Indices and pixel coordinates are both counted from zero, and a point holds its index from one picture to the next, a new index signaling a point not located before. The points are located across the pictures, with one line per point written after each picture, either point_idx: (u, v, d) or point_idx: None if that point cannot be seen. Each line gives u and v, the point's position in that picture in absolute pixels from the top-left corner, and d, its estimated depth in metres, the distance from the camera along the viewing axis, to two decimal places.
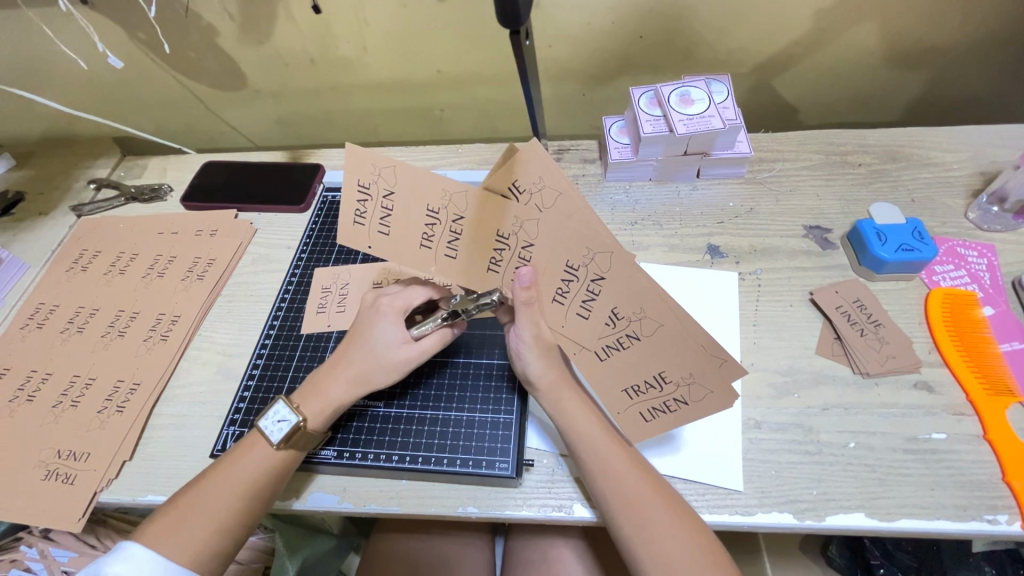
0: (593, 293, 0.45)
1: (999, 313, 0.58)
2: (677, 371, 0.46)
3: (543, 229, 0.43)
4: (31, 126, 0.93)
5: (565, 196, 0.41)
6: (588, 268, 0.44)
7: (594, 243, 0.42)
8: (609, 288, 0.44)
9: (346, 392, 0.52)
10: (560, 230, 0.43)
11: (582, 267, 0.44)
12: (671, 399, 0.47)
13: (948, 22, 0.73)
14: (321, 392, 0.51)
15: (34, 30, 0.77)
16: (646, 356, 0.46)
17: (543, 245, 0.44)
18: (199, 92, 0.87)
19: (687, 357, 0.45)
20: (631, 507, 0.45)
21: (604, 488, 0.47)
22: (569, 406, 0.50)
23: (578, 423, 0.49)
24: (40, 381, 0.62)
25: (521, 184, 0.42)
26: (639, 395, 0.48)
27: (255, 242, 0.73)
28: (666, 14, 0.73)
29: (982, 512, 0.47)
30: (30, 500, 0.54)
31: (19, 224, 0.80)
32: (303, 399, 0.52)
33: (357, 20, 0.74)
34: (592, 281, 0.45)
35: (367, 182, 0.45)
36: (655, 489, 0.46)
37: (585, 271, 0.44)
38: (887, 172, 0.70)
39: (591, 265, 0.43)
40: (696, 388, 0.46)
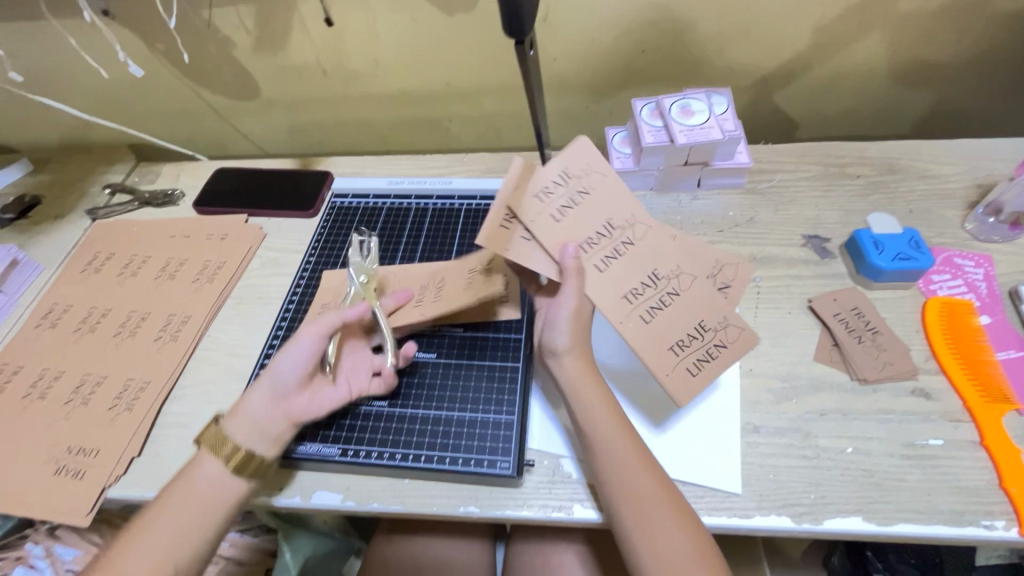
0: (633, 260, 0.51)
1: (997, 322, 0.59)
2: (712, 317, 0.51)
3: (589, 210, 0.51)
4: (50, 133, 0.96)
5: (603, 180, 0.52)
6: (622, 232, 0.51)
7: (625, 206, 0.51)
8: (646, 250, 0.51)
9: (284, 364, 0.51)
10: (604, 201, 0.51)
11: (617, 230, 0.51)
12: (712, 345, 0.50)
13: (944, 39, 0.74)
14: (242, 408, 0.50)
15: (59, 39, 0.80)
16: (686, 310, 0.51)
17: (588, 219, 0.50)
18: (213, 101, 0.90)
19: (714, 302, 0.51)
20: (635, 501, 0.46)
21: (610, 472, 0.48)
22: (588, 390, 0.51)
23: (592, 400, 0.50)
24: (53, 379, 0.64)
25: (569, 169, 0.51)
26: (684, 350, 0.50)
27: (265, 246, 0.75)
28: (668, 29, 0.75)
29: (978, 517, 0.47)
30: (41, 493, 0.55)
31: (35, 227, 0.82)
32: (229, 418, 0.50)
33: (368, 33, 0.76)
34: (622, 244, 0.51)
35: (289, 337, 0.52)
36: (653, 480, 0.47)
37: (618, 233, 0.51)
38: (886, 184, 0.71)
39: (629, 227, 0.51)
40: (731, 330, 0.50)
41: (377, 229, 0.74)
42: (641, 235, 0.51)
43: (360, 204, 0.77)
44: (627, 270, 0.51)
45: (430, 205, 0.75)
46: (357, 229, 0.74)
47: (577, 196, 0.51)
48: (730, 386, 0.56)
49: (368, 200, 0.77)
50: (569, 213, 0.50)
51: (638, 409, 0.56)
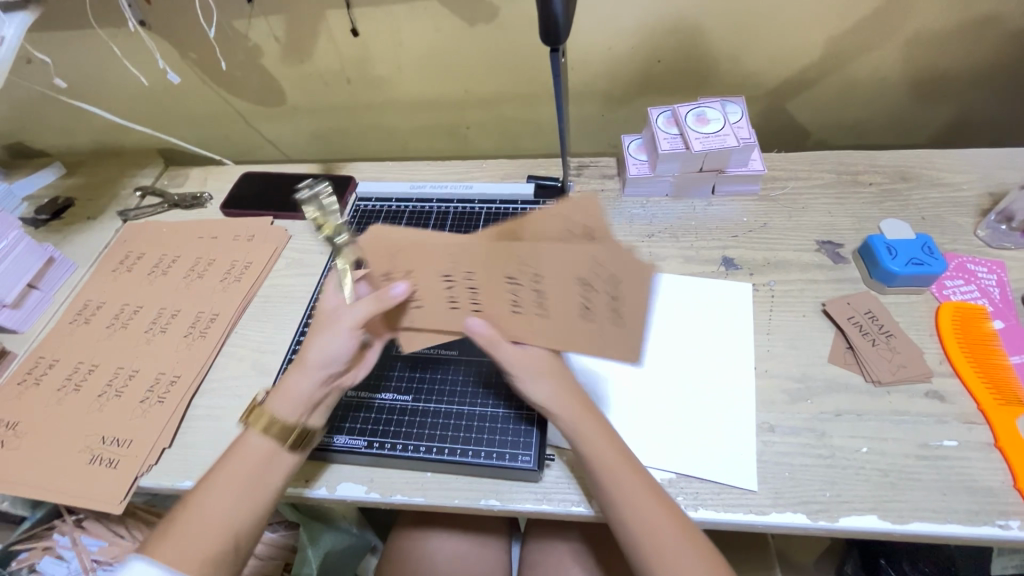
0: (554, 292, 0.47)
1: (1010, 327, 0.59)
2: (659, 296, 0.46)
3: (426, 278, 0.47)
4: (83, 138, 1.00)
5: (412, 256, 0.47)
6: (461, 274, 0.47)
7: (462, 256, 0.46)
8: (491, 267, 0.46)
9: (321, 348, 0.49)
10: (428, 274, 0.47)
11: (455, 279, 0.47)
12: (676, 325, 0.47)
13: (955, 50, 0.76)
14: (282, 389, 0.50)
15: (97, 48, 0.84)
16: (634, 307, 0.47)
17: (439, 292, 0.47)
18: (241, 108, 0.93)
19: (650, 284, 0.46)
20: (637, 508, 0.47)
21: (611, 486, 0.47)
22: (572, 409, 0.50)
23: (597, 445, 0.49)
24: (87, 372, 0.66)
25: (443, 271, 0.47)
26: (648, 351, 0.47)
27: (290, 247, 0.77)
28: (683, 39, 0.77)
29: (993, 517, 0.48)
30: (76, 481, 0.57)
31: (68, 227, 0.85)
32: (273, 396, 0.50)
33: (392, 43, 0.79)
34: (471, 285, 0.47)
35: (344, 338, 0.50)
36: (648, 487, 0.48)
37: (461, 277, 0.47)
38: (898, 192, 0.73)
39: (516, 268, 0.46)
40: None
41: None
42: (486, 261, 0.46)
43: (383, 207, 0.79)
44: (495, 292, 0.47)
45: (450, 209, 0.77)
46: None
47: (451, 282, 0.47)
48: (745, 387, 0.58)
49: (390, 203, 0.80)
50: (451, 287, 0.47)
51: (655, 407, 0.57)
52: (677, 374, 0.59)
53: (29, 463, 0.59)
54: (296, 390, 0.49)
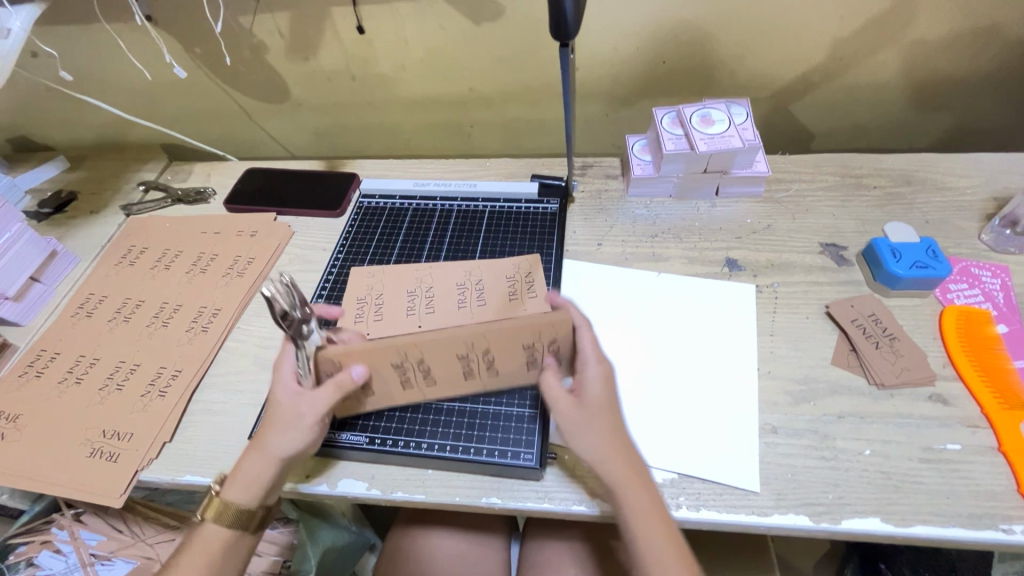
0: (504, 355, 0.53)
1: (1014, 331, 0.59)
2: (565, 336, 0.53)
3: (393, 374, 0.53)
4: (88, 132, 1.00)
5: (353, 357, 0.51)
6: (406, 358, 0.52)
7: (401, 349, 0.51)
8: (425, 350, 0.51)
9: (279, 448, 0.49)
10: (370, 361, 0.52)
11: (406, 358, 0.52)
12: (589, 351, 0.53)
13: (960, 55, 0.76)
14: (238, 477, 0.49)
15: (103, 42, 0.84)
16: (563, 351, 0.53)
17: (389, 378, 0.53)
18: (245, 104, 0.93)
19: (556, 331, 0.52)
20: (636, 514, 0.46)
21: (620, 496, 0.47)
22: (563, 415, 0.49)
23: (600, 448, 0.48)
24: (88, 365, 0.66)
25: (395, 362, 0.52)
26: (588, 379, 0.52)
27: (293, 244, 0.77)
28: (690, 40, 0.77)
29: (997, 521, 0.48)
30: (76, 474, 0.57)
31: (71, 221, 0.85)
32: (228, 487, 0.49)
33: (398, 41, 0.79)
34: (417, 362, 0.52)
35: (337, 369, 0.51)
36: (654, 501, 0.47)
37: (408, 361, 0.52)
38: (902, 195, 0.72)
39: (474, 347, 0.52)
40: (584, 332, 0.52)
41: (403, 229, 0.76)
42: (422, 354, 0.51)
43: (386, 204, 0.79)
44: (442, 355, 0.52)
45: (454, 207, 0.77)
46: (383, 229, 0.76)
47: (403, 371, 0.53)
48: (748, 388, 0.57)
49: (394, 200, 0.80)
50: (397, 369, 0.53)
51: (657, 406, 0.57)
52: (680, 375, 0.59)
53: (29, 455, 0.59)
54: (254, 477, 0.49)
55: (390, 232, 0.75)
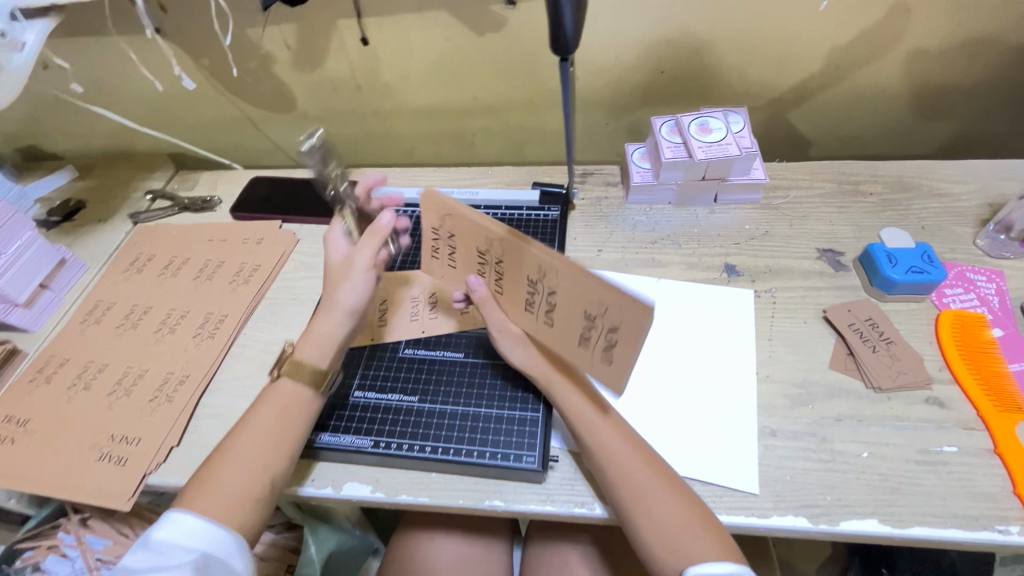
0: (512, 277, 0.48)
1: (1009, 335, 0.60)
2: (594, 303, 0.42)
3: (465, 247, 0.49)
4: (96, 141, 1.02)
5: (453, 216, 0.47)
6: (491, 251, 0.47)
7: (503, 246, 0.46)
8: (515, 267, 0.47)
9: (345, 295, 0.54)
10: (460, 228, 0.48)
11: (490, 255, 0.48)
12: (607, 333, 0.43)
13: (954, 63, 0.77)
14: (311, 334, 0.55)
15: (112, 54, 0.85)
16: (571, 304, 0.44)
17: (470, 254, 0.50)
18: (251, 114, 0.94)
19: (587, 286, 0.42)
20: (633, 486, 0.48)
21: (590, 440, 0.50)
22: (558, 389, 0.53)
23: (569, 401, 0.52)
24: (97, 371, 0.67)
25: (479, 249, 0.48)
26: (589, 342, 0.45)
27: (298, 250, 0.78)
28: (687, 50, 0.79)
29: (993, 522, 0.48)
30: (85, 477, 0.58)
31: (80, 229, 0.86)
32: (301, 345, 0.55)
33: (401, 51, 0.81)
34: (499, 264, 0.48)
35: (437, 229, 0.49)
36: (646, 458, 0.49)
37: (490, 256, 0.48)
38: (899, 202, 0.74)
39: (489, 250, 0.47)
40: (614, 311, 0.42)
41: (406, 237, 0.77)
42: (505, 255, 0.46)
43: None
44: (515, 285, 0.48)
45: None
46: None
47: (450, 241, 0.50)
48: (747, 391, 0.58)
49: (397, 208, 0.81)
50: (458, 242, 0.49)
51: (654, 408, 0.58)
52: (679, 378, 0.60)
53: (38, 459, 0.60)
54: (321, 331, 0.55)
55: None
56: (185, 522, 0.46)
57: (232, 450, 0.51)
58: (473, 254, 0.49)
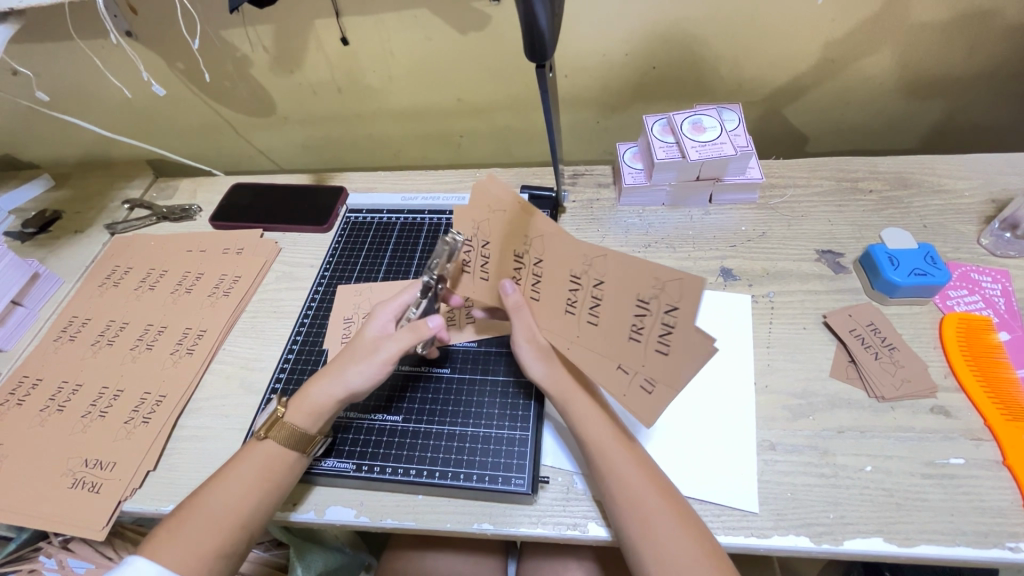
0: (554, 276, 0.46)
1: (1016, 338, 0.58)
2: (646, 287, 0.42)
3: (499, 251, 0.48)
4: (72, 149, 0.99)
5: (490, 222, 0.47)
6: (530, 252, 0.47)
7: (548, 245, 0.45)
8: (558, 263, 0.46)
9: (354, 378, 0.52)
10: (499, 231, 0.47)
11: (529, 257, 0.47)
12: (664, 320, 0.42)
13: (956, 55, 0.74)
14: (304, 400, 0.53)
15: (82, 60, 0.82)
16: (621, 295, 0.44)
17: (507, 254, 0.48)
18: (231, 119, 0.91)
19: (638, 269, 0.42)
20: (633, 498, 0.46)
21: (603, 463, 0.48)
22: (574, 404, 0.51)
23: (586, 422, 0.50)
24: (71, 391, 0.64)
25: (517, 252, 0.47)
26: (641, 336, 0.43)
27: (280, 260, 0.76)
28: (679, 46, 0.76)
29: (1003, 539, 0.46)
30: (57, 505, 0.56)
31: (55, 241, 0.84)
32: (292, 406, 0.53)
33: (383, 52, 0.78)
34: (537, 266, 0.47)
35: (470, 236, 0.48)
36: (664, 493, 0.47)
37: (528, 257, 0.47)
38: (899, 199, 0.71)
39: (530, 247, 0.46)
40: (671, 288, 0.41)
41: (391, 244, 0.74)
42: (547, 251, 0.45)
43: (374, 219, 0.78)
44: (556, 291, 0.47)
45: (443, 221, 0.76)
46: (370, 243, 0.75)
47: (485, 250, 0.48)
48: (745, 402, 0.56)
49: (382, 215, 0.79)
50: (493, 248, 0.48)
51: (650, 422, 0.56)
52: None
53: (8, 488, 0.57)
54: (316, 397, 0.53)
55: (378, 248, 0.74)
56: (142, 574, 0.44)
57: (208, 500, 0.49)
58: (512, 260, 0.48)
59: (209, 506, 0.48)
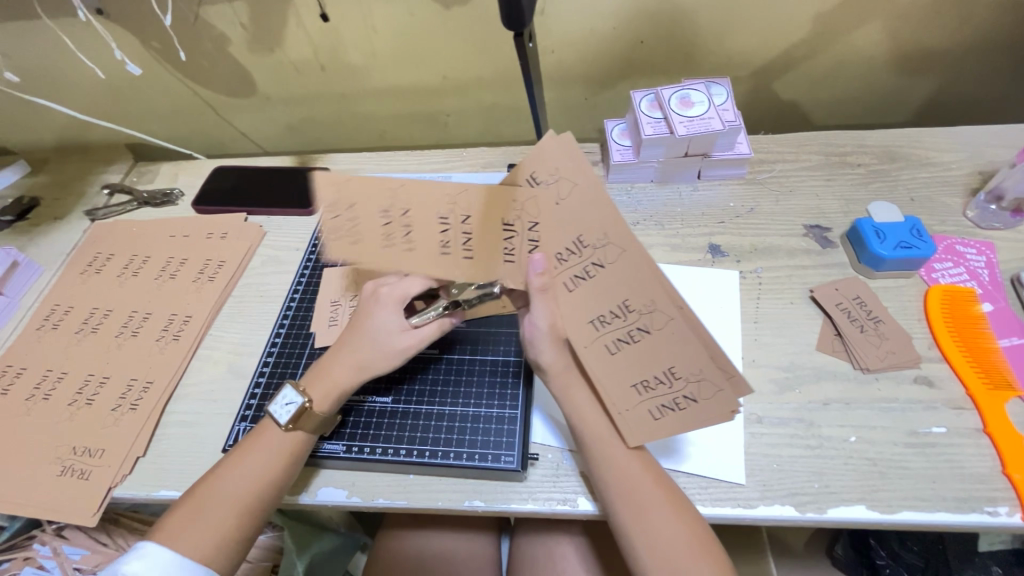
0: (603, 288, 0.44)
1: (999, 309, 0.59)
2: (687, 367, 0.44)
3: (368, 212, 0.43)
4: (48, 132, 0.96)
5: (353, 182, 0.42)
6: (595, 248, 0.43)
7: (617, 236, 0.42)
8: (611, 279, 0.44)
9: (381, 366, 0.52)
10: (553, 211, 0.43)
11: (589, 248, 0.43)
12: (682, 395, 0.45)
13: (947, 26, 0.74)
14: (327, 379, 0.53)
15: (53, 39, 0.79)
16: (656, 348, 0.45)
17: (558, 240, 0.44)
18: (211, 100, 0.89)
19: (692, 352, 0.43)
20: (631, 498, 0.46)
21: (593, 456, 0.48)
22: (577, 396, 0.50)
23: (584, 412, 0.50)
24: (56, 380, 0.64)
25: (583, 238, 0.43)
26: (649, 392, 0.47)
27: (265, 244, 0.75)
28: (667, 19, 0.74)
29: (982, 504, 0.47)
30: (46, 494, 0.55)
31: (34, 228, 0.82)
32: (315, 394, 0.52)
33: (364, 27, 0.76)
34: (594, 262, 0.44)
35: (512, 220, 0.43)
36: (663, 489, 0.47)
37: (590, 251, 0.43)
38: (887, 173, 0.71)
39: (601, 249, 0.43)
40: (706, 384, 0.44)
41: None
42: (610, 260, 0.43)
43: None
44: (592, 296, 0.45)
45: None
46: None
47: (407, 220, 0.43)
48: None
49: None
50: (357, 211, 0.43)
51: None
52: None
53: None
54: (340, 382, 0.53)
55: None
56: (156, 555, 0.45)
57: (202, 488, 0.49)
58: (377, 217, 0.43)
59: (215, 490, 0.48)
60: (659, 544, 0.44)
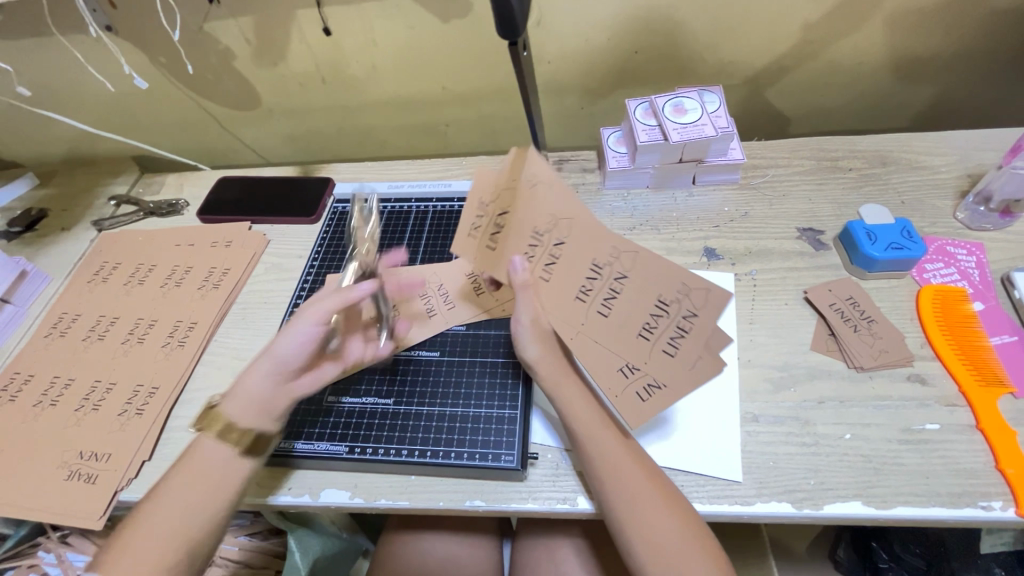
0: (574, 262, 0.47)
1: (990, 308, 0.60)
2: (670, 290, 0.45)
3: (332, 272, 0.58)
4: (57, 146, 0.98)
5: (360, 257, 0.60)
6: (553, 233, 0.47)
7: (573, 213, 0.46)
8: (580, 248, 0.47)
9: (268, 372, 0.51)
10: (519, 209, 0.47)
11: (547, 234, 0.47)
12: (683, 316, 0.45)
13: (934, 33, 0.76)
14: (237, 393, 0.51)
15: (63, 55, 0.82)
16: (640, 288, 0.46)
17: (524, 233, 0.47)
18: (216, 112, 0.91)
19: (670, 273, 0.45)
20: (633, 492, 0.47)
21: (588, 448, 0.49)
22: (567, 390, 0.51)
23: (574, 408, 0.50)
24: (63, 386, 0.65)
25: (538, 228, 0.46)
26: (653, 332, 0.46)
27: (269, 252, 0.76)
28: (660, 29, 0.76)
29: (976, 499, 0.48)
30: (54, 498, 0.56)
31: (42, 239, 0.83)
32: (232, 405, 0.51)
33: (365, 41, 0.78)
34: (556, 246, 0.47)
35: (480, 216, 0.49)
36: (663, 490, 0.47)
37: (548, 237, 0.47)
38: (878, 176, 0.72)
39: (555, 228, 0.46)
40: (696, 295, 0.44)
41: (379, 232, 0.75)
42: (574, 233, 0.46)
43: None
44: (568, 273, 0.47)
45: (429, 208, 0.77)
46: None
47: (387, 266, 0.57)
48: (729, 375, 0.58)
49: (369, 204, 0.79)
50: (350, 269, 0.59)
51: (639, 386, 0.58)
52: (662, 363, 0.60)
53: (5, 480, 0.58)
54: (279, 356, 0.50)
55: None
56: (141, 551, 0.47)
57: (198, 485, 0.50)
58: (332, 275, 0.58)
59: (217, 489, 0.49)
60: (659, 541, 0.45)
